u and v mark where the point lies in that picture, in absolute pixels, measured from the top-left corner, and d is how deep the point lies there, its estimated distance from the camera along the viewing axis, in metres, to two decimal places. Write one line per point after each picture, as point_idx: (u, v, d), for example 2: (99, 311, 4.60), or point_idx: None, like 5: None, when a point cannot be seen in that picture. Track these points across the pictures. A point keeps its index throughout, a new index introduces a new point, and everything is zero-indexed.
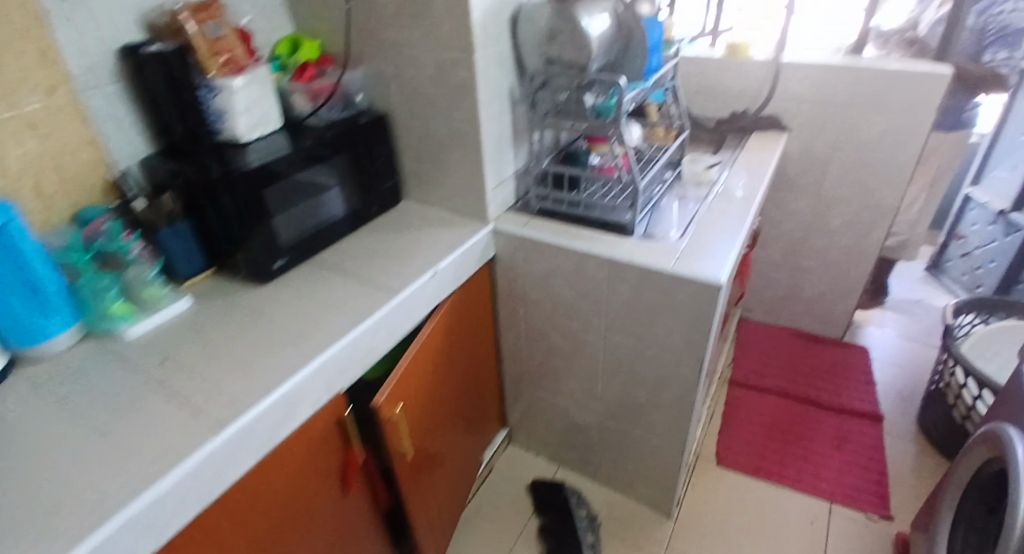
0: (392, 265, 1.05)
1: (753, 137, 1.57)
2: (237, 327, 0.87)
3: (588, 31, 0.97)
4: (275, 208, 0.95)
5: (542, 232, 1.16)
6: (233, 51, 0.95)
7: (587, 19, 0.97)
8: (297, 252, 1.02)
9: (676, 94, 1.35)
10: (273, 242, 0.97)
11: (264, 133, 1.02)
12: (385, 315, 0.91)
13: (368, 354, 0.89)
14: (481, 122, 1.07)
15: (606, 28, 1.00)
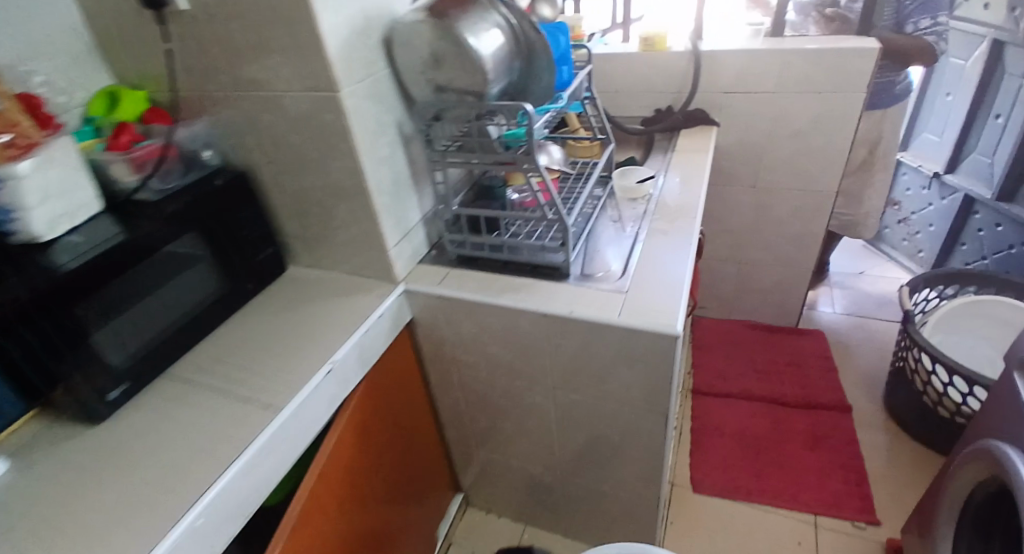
0: (285, 365, 0.87)
1: (682, 136, 1.46)
2: (65, 495, 0.70)
3: (482, 50, 0.80)
4: (95, 327, 0.77)
5: (463, 288, 0.99)
6: (14, 127, 0.74)
7: (477, 36, 0.80)
8: (142, 373, 0.85)
9: (595, 103, 1.21)
10: (106, 372, 0.80)
11: (75, 223, 0.83)
12: (264, 444, 0.75)
13: (250, 500, 0.74)
14: (366, 173, 0.88)
15: (501, 43, 0.83)
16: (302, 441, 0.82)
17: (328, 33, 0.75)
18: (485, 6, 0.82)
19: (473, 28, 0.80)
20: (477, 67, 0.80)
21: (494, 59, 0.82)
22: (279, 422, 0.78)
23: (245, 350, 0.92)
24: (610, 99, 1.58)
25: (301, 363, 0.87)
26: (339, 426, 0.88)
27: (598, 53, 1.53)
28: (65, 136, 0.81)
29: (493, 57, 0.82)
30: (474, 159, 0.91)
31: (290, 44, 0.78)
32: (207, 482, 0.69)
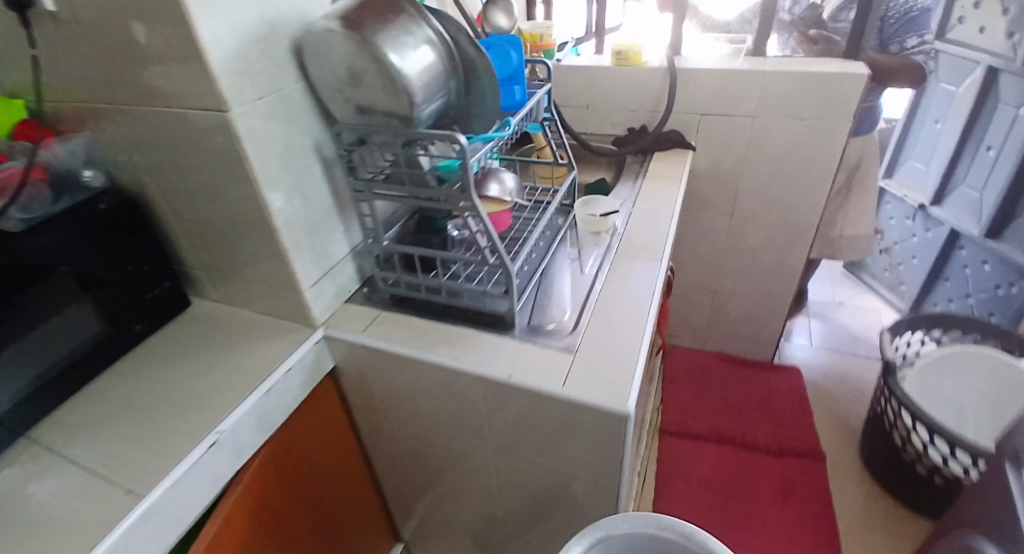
0: (166, 432, 0.73)
1: (654, 159, 1.34)
2: None
3: (409, 71, 0.67)
4: None
5: (391, 339, 0.85)
6: None
7: (401, 54, 0.67)
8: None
9: (556, 125, 1.07)
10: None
11: None
12: (121, 541, 0.61)
13: None
14: (271, 207, 0.75)
15: (432, 62, 0.70)
16: (177, 528, 0.69)
17: (210, 44, 0.62)
18: (414, 17, 0.69)
19: (399, 44, 0.67)
20: (400, 90, 0.67)
21: (422, 80, 0.69)
22: (144, 510, 0.64)
23: (125, 411, 0.78)
24: (581, 114, 1.46)
25: (186, 430, 0.73)
26: (221, 510, 0.74)
27: (567, 64, 1.41)
28: None
29: (421, 78, 0.69)
30: (401, 194, 0.78)
31: (167, 54, 0.64)
32: None
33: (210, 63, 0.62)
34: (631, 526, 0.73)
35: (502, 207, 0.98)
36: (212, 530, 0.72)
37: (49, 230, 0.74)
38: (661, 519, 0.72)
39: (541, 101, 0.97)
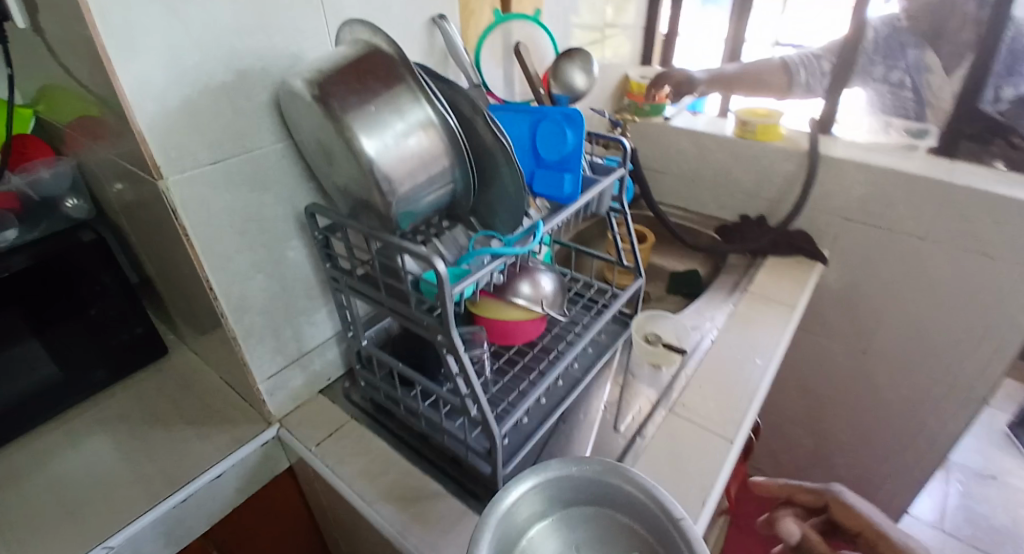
0: (50, 527, 0.61)
1: (768, 266, 1.03)
2: None
3: (390, 161, 0.50)
4: None
5: (339, 471, 0.67)
6: None
7: (383, 138, 0.49)
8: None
9: (622, 218, 0.83)
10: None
11: None
12: None
13: None
14: (215, 288, 0.60)
15: (429, 151, 0.52)
16: None
17: (135, 96, 0.48)
18: (417, 88, 0.51)
19: (383, 126, 0.49)
20: (374, 185, 0.50)
21: (407, 174, 0.51)
22: None
23: (30, 479, 0.67)
24: (684, 187, 1.19)
25: (69, 532, 0.61)
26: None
27: (675, 125, 1.15)
28: None
29: (408, 171, 0.51)
30: (374, 301, 0.59)
31: (101, 99, 0.52)
32: None
33: (130, 119, 0.49)
34: (582, 477, 0.52)
35: (529, 316, 0.76)
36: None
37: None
38: (621, 470, 0.51)
39: (600, 194, 0.73)
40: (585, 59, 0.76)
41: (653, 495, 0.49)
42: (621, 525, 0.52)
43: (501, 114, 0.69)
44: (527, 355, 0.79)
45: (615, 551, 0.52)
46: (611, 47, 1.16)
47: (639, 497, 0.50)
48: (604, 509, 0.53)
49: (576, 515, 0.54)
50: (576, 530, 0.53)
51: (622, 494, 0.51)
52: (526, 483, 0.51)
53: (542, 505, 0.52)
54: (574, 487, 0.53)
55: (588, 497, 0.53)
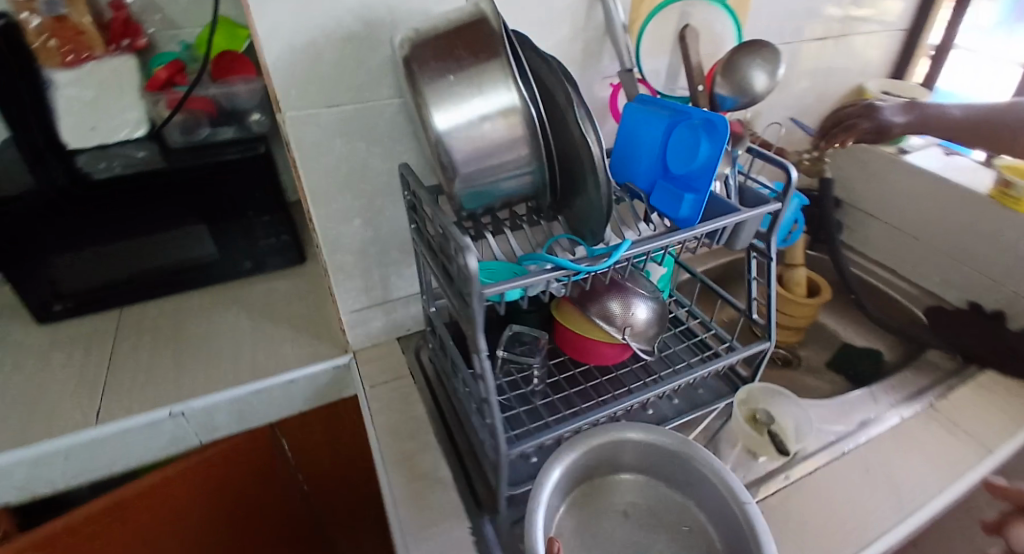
0: (169, 374, 0.77)
1: (979, 383, 0.74)
2: None
3: (462, 144, 0.45)
4: (47, 251, 0.78)
5: (375, 419, 0.70)
6: (77, 37, 0.81)
7: (461, 120, 0.44)
8: (88, 301, 0.86)
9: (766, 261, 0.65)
10: (51, 288, 0.83)
11: (132, 136, 0.86)
12: (54, 450, 0.67)
13: (22, 490, 0.69)
14: (315, 222, 0.66)
15: (504, 142, 0.46)
16: (120, 461, 0.73)
17: (267, 37, 0.53)
18: (512, 69, 0.44)
19: (463, 105, 0.44)
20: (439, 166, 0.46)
21: (478, 162, 0.46)
22: (86, 437, 0.69)
23: (177, 331, 0.85)
24: (904, 247, 0.93)
25: (179, 382, 0.76)
26: (171, 466, 0.77)
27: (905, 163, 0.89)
28: (127, 58, 0.85)
29: (481, 159, 0.46)
30: (429, 277, 0.57)
31: None
32: None
33: (260, 57, 0.54)
34: (665, 451, 0.59)
35: (607, 338, 0.67)
36: (146, 480, 0.74)
37: (186, 154, 0.82)
38: (701, 453, 0.58)
39: (734, 226, 0.59)
40: (769, 54, 0.61)
41: (725, 479, 0.55)
42: (687, 498, 0.60)
43: (641, 111, 0.60)
44: (594, 380, 0.70)
45: (662, 516, 0.61)
46: (848, 51, 0.92)
47: (711, 480, 0.56)
48: (674, 481, 0.61)
49: (647, 480, 0.63)
50: (641, 492, 0.63)
51: (694, 473, 0.58)
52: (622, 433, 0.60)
53: (629, 455, 0.62)
54: (652, 455, 0.61)
55: (663, 468, 0.61)
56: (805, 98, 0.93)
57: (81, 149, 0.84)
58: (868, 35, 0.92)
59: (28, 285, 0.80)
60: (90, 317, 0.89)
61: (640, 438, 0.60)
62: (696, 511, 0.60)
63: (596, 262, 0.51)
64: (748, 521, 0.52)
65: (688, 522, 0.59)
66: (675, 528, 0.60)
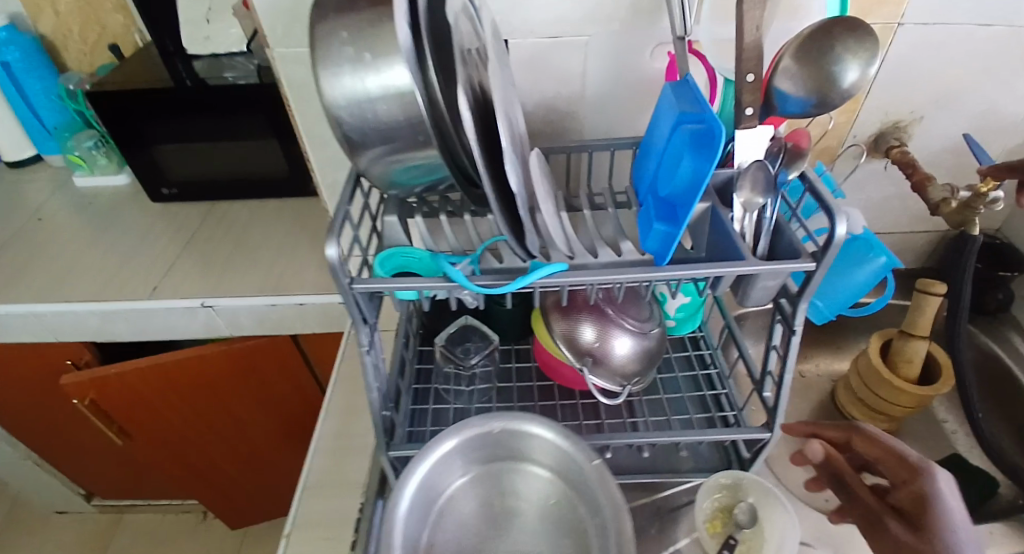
0: (215, 272, 0.88)
1: None
2: (80, 235, 0.97)
3: (354, 123, 0.38)
4: (151, 143, 0.92)
5: (342, 366, 0.73)
6: None
7: (348, 96, 0.37)
8: (187, 190, 1.01)
9: (790, 342, 0.46)
10: (162, 173, 0.98)
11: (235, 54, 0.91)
12: (114, 311, 0.83)
13: (98, 334, 0.87)
14: (313, 163, 0.65)
15: (399, 125, 0.38)
16: (161, 334, 0.87)
17: None
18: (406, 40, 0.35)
19: (353, 77, 0.37)
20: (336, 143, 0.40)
21: (376, 144, 0.39)
22: (136, 307, 0.83)
23: (241, 235, 0.96)
24: None
25: (218, 283, 0.86)
26: (197, 351, 0.89)
27: None
28: None
29: (376, 139, 0.39)
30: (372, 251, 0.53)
31: None
32: (70, 299, 0.84)
33: None
34: (500, 433, 0.46)
35: (565, 360, 0.57)
36: (174, 358, 0.88)
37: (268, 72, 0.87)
38: (529, 423, 0.46)
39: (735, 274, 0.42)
40: (858, 35, 0.41)
41: (573, 445, 0.44)
42: (543, 477, 0.47)
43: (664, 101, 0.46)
44: (550, 401, 0.60)
45: (550, 529, 0.46)
46: None
47: (608, 507, 0.41)
48: (518, 460, 0.48)
49: (488, 469, 0.48)
50: (489, 482, 0.48)
51: (536, 446, 0.46)
52: (540, 428, 0.46)
53: (547, 458, 0.47)
54: (548, 456, 0.46)
55: (504, 448, 0.47)
56: (1009, 109, 0.63)
57: (196, 56, 0.92)
58: None
59: (143, 170, 0.96)
60: (192, 204, 1.04)
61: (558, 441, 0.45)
62: (557, 491, 0.46)
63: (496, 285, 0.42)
64: (603, 482, 0.42)
65: (571, 534, 0.45)
66: (557, 541, 0.45)
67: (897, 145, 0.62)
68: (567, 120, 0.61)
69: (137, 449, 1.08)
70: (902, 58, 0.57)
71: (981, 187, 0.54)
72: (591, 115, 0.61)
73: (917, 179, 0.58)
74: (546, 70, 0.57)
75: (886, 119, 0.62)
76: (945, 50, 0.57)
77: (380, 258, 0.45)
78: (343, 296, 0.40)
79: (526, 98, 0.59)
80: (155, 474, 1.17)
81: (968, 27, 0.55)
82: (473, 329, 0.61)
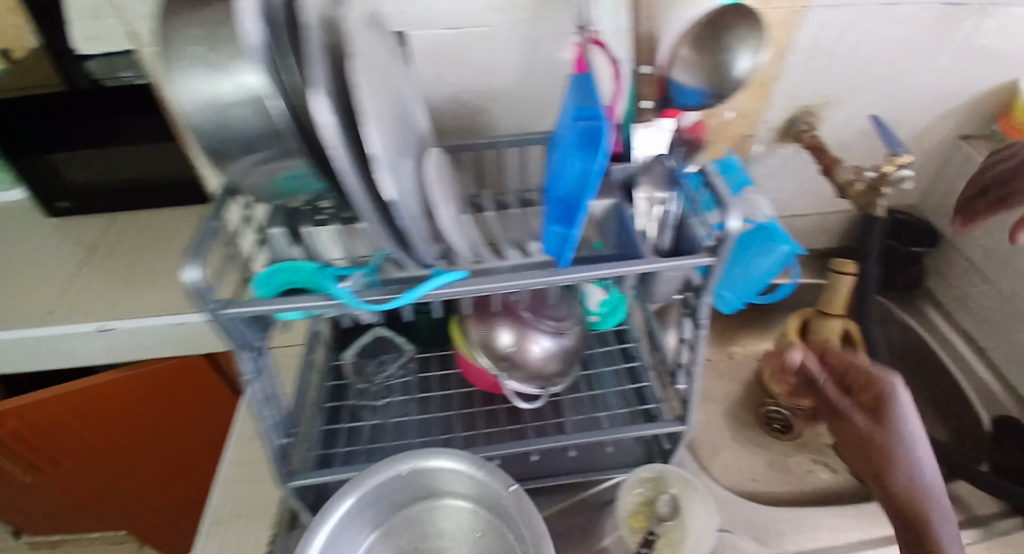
0: (121, 290, 0.82)
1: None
2: None
3: (215, 131, 0.35)
4: (38, 154, 0.84)
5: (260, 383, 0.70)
6: None
7: (200, 100, 0.34)
8: (87, 202, 0.93)
9: (699, 336, 0.46)
10: (55, 185, 0.90)
11: None
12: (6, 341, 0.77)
13: None
14: None
15: (261, 133, 0.35)
16: (65, 360, 0.81)
17: None
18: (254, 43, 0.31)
19: (206, 79, 0.33)
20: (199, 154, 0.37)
21: (241, 153, 0.36)
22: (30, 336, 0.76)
23: (150, 248, 0.89)
24: (1007, 328, 0.66)
25: (124, 302, 0.80)
26: (111, 374, 0.83)
27: None
28: None
29: (241, 147, 0.36)
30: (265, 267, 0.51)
31: None
32: None
33: None
34: (413, 472, 0.46)
35: (482, 364, 0.56)
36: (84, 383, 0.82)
37: None
38: (438, 459, 0.46)
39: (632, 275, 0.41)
40: (750, 23, 0.40)
41: (490, 475, 0.44)
42: (463, 503, 0.48)
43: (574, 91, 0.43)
44: (470, 408, 0.59)
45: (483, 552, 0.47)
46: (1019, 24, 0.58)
47: (529, 531, 0.42)
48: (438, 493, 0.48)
49: (410, 505, 0.49)
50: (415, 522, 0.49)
51: (454, 479, 0.47)
52: (455, 463, 0.46)
53: (470, 487, 0.47)
54: (469, 486, 0.47)
55: (412, 488, 0.48)
56: (916, 90, 0.63)
57: None
58: None
59: (34, 182, 0.88)
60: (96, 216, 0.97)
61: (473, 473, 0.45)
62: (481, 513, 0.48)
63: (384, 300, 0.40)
64: (522, 507, 0.43)
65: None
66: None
67: (807, 129, 0.62)
68: (477, 115, 0.58)
69: (62, 482, 1.00)
70: (813, 43, 0.56)
71: (885, 169, 0.53)
72: (502, 109, 0.58)
73: (825, 162, 0.58)
74: (449, 63, 0.53)
75: (796, 104, 0.62)
76: (853, 32, 0.56)
77: (260, 276, 0.42)
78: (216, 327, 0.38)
79: (430, 93, 0.56)
80: (81, 507, 1.09)
81: (873, 6, 0.54)
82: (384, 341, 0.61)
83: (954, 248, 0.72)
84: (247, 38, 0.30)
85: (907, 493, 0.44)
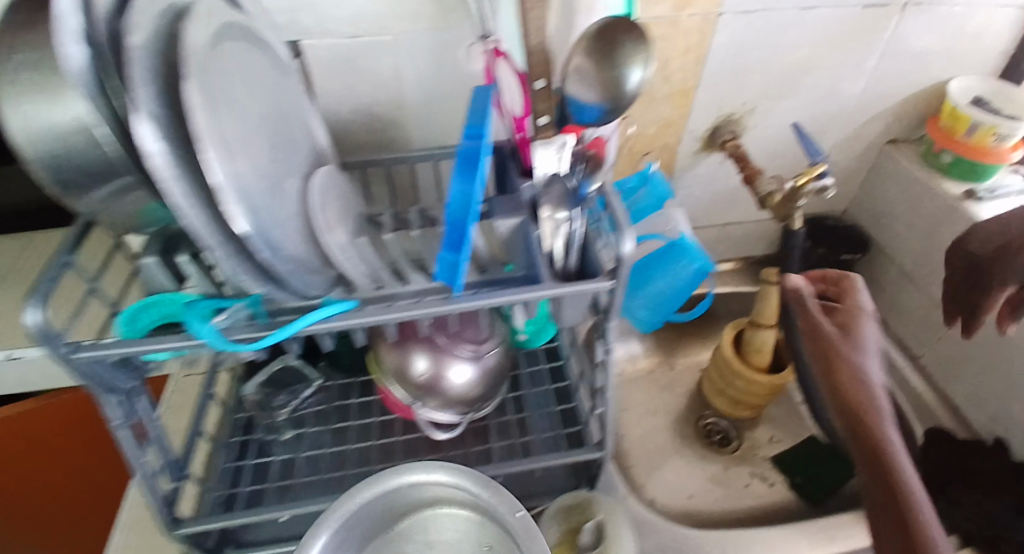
0: None
1: None
2: None
3: (48, 162, 0.31)
4: None
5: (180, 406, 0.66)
6: None
7: (25, 129, 0.30)
8: None
9: (610, 361, 0.44)
10: None
11: None
12: None
13: None
14: None
15: (105, 161, 0.32)
16: None
17: None
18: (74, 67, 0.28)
19: (27, 104, 0.29)
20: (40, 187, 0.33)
21: (83, 183, 0.33)
22: None
23: None
24: (936, 335, 0.67)
25: None
26: None
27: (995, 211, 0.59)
28: None
29: (84, 177, 0.32)
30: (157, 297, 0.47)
31: None
32: None
33: None
34: (413, 487, 0.46)
35: (396, 391, 0.53)
36: None
37: None
38: (442, 473, 0.45)
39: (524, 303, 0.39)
40: (633, 36, 0.38)
41: (494, 495, 0.44)
42: (453, 512, 0.48)
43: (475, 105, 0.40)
44: (388, 439, 0.56)
45: None
46: (938, 29, 0.57)
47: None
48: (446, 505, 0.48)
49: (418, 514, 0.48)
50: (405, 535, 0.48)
51: (459, 493, 0.46)
52: (465, 479, 0.45)
53: (475, 506, 0.46)
54: (475, 505, 0.46)
55: (398, 502, 0.47)
56: (842, 97, 0.62)
57: None
58: (982, 7, 0.56)
59: None
60: None
61: (480, 487, 0.44)
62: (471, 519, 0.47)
63: (253, 340, 0.37)
64: (524, 529, 0.41)
65: None
66: None
67: (731, 138, 0.61)
68: (390, 127, 0.54)
69: None
70: (733, 51, 0.54)
71: (799, 181, 0.51)
72: (416, 121, 0.54)
73: (749, 173, 0.57)
74: (354, 72, 0.50)
75: (720, 112, 0.60)
76: (772, 39, 0.54)
77: (126, 313, 0.39)
78: (75, 373, 0.36)
79: (336, 105, 0.52)
80: None
81: (790, 12, 0.52)
82: (292, 372, 0.56)
83: (886, 254, 0.72)
84: (65, 64, 0.27)
85: (878, 442, 0.37)
